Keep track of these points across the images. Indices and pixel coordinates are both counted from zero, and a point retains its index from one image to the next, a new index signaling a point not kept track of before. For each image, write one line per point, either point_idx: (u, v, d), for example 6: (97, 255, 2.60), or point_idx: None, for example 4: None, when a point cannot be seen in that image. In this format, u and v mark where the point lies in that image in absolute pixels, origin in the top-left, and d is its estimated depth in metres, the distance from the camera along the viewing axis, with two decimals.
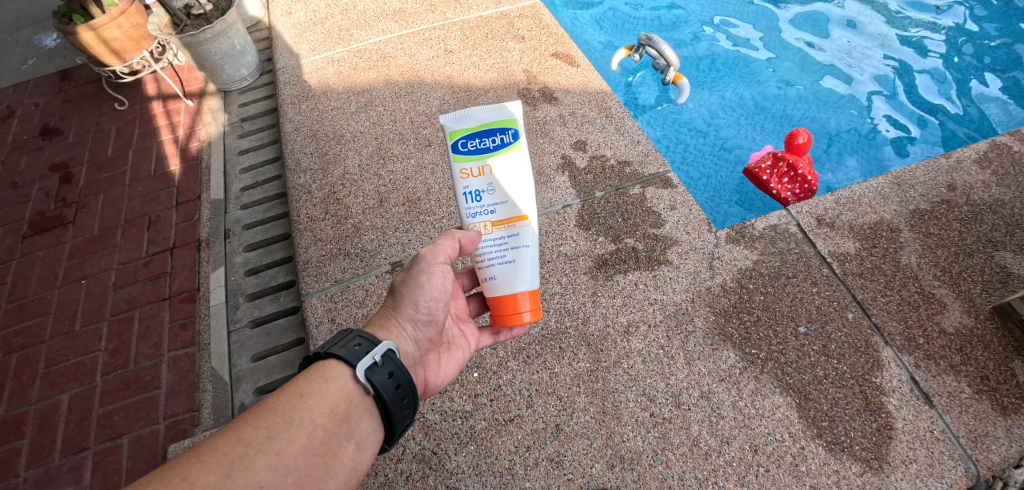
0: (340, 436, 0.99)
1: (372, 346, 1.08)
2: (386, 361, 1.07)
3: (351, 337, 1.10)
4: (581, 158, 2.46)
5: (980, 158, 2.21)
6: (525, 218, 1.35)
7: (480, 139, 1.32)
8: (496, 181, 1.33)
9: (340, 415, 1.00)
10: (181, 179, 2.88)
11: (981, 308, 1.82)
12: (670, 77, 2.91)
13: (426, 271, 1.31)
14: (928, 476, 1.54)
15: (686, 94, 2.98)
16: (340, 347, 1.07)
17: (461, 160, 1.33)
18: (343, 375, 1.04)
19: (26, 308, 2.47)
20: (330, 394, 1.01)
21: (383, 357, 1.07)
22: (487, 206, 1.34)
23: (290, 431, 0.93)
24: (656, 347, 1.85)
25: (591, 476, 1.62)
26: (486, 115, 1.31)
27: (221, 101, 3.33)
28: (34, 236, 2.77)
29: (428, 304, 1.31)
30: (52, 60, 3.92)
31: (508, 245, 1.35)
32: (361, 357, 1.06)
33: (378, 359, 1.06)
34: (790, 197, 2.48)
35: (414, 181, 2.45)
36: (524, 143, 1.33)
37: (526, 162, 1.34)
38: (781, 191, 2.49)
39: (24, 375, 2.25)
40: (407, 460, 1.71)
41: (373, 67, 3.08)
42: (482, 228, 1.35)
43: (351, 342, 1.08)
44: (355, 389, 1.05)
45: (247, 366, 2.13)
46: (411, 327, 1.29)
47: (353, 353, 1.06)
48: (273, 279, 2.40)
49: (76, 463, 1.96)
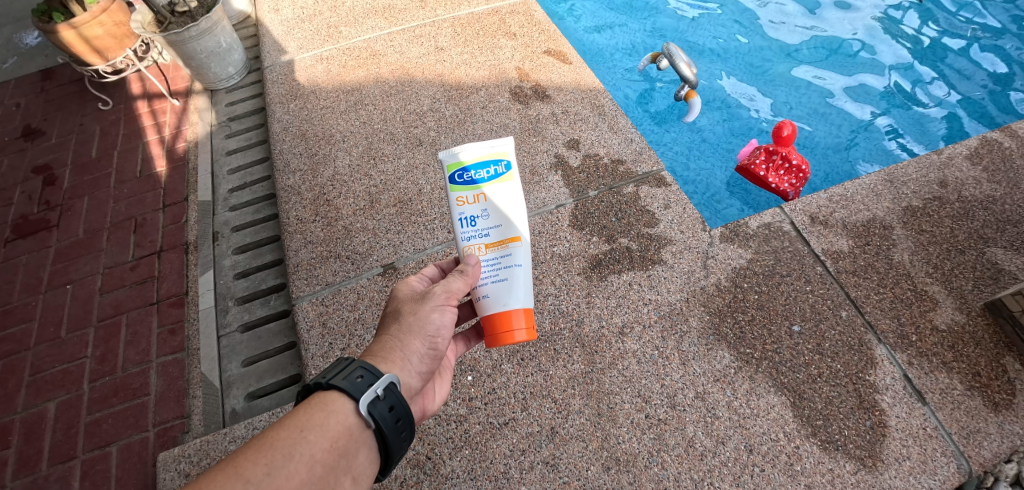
0: (338, 471, 0.97)
1: (374, 378, 1.06)
2: (388, 395, 1.05)
3: (353, 367, 1.07)
4: (574, 157, 2.43)
5: (972, 154, 2.22)
6: (518, 240, 1.35)
7: (475, 170, 1.30)
8: (491, 207, 1.32)
9: (339, 450, 0.98)
10: (168, 181, 2.83)
11: (972, 304, 1.83)
12: (682, 93, 2.90)
13: (437, 309, 1.26)
14: (921, 473, 1.55)
15: (695, 113, 2.92)
16: (342, 378, 1.04)
17: (456, 190, 1.32)
18: (344, 409, 1.02)
19: (9, 314, 2.42)
20: (330, 429, 0.98)
21: (385, 390, 1.05)
22: (481, 230, 1.33)
23: (290, 467, 0.90)
24: (650, 347, 1.84)
25: (586, 479, 1.61)
26: (479, 149, 1.30)
27: (208, 100, 3.27)
28: (18, 240, 2.71)
29: (433, 337, 1.25)
30: (33, 59, 3.83)
31: (501, 264, 1.35)
32: (364, 390, 1.03)
33: (380, 393, 1.04)
34: (789, 189, 2.49)
35: (405, 181, 2.42)
36: (517, 173, 1.32)
37: (519, 191, 1.33)
38: (780, 185, 2.49)
39: (9, 383, 2.20)
40: (402, 466, 1.69)
41: (363, 65, 3.03)
42: (477, 250, 1.34)
43: (353, 373, 1.05)
44: (355, 423, 1.02)
45: (237, 372, 2.11)
46: (416, 359, 1.20)
47: (355, 385, 1.03)
48: (263, 282, 2.37)
49: (64, 473, 1.93)
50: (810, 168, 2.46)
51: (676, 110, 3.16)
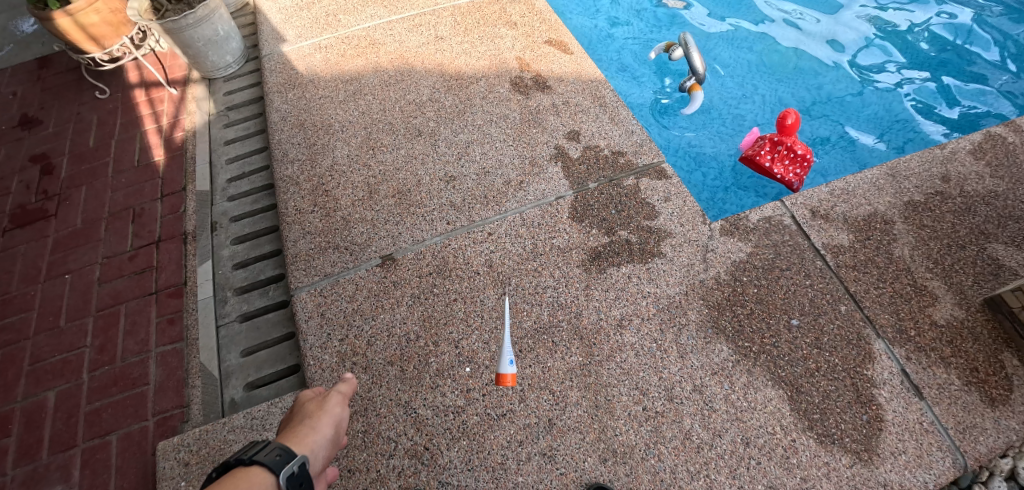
0: None
1: (292, 455, 1.03)
2: (304, 475, 1.02)
3: (270, 446, 1.03)
4: (575, 148, 2.42)
5: (975, 149, 2.20)
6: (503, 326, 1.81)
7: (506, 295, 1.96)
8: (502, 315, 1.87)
9: None
10: (166, 170, 2.82)
11: (972, 300, 1.82)
12: (687, 85, 2.81)
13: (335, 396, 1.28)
14: (917, 468, 1.56)
15: (695, 107, 2.84)
16: (261, 454, 1.00)
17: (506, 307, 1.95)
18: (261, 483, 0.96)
19: (8, 304, 2.42)
20: None
21: (301, 469, 1.02)
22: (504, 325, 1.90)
23: None
24: (649, 340, 1.84)
25: (583, 470, 1.62)
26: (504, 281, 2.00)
27: (206, 89, 3.25)
28: (16, 229, 2.70)
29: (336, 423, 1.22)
30: (30, 47, 3.80)
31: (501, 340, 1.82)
32: (283, 467, 1.00)
33: (298, 471, 1.01)
34: (794, 179, 2.49)
35: (403, 172, 2.41)
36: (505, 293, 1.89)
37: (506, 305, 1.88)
38: (785, 175, 2.50)
39: (9, 373, 2.21)
40: (399, 456, 1.70)
41: (361, 54, 3.00)
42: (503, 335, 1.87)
43: (272, 451, 1.02)
44: None
45: (236, 361, 2.12)
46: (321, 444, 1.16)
47: (275, 461, 1.00)
48: (262, 272, 2.37)
49: (64, 462, 1.94)
50: (813, 154, 2.47)
51: (676, 102, 3.14)
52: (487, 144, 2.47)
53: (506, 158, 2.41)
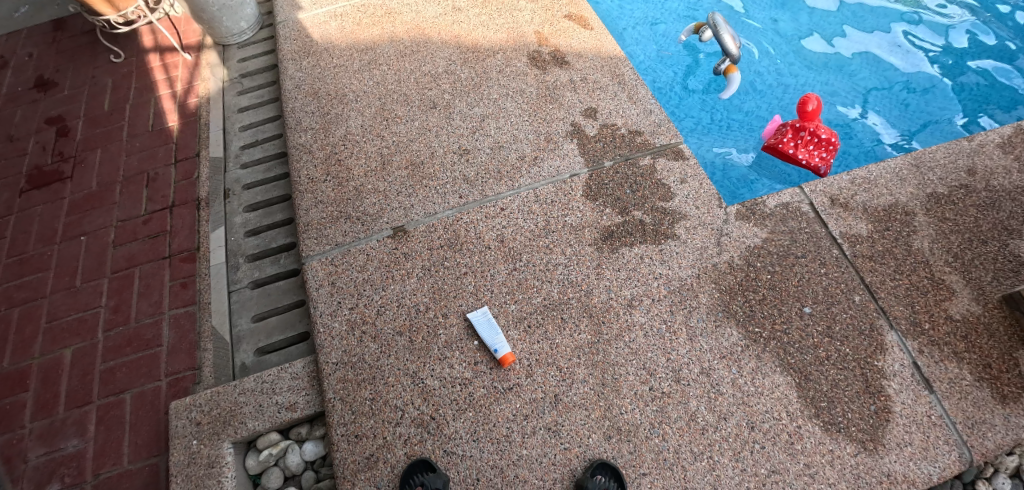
0: None
1: None
2: None
3: None
4: (592, 126, 2.37)
5: (1004, 142, 2.13)
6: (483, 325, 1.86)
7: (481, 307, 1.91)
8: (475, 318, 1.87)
9: None
10: (179, 135, 2.82)
11: (990, 296, 1.78)
12: (721, 68, 2.69)
13: None
14: (922, 459, 1.55)
15: (733, 89, 2.73)
16: None
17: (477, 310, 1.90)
18: None
19: (26, 263, 2.46)
20: None
21: None
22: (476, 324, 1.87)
23: None
24: (658, 321, 1.83)
25: (588, 446, 1.64)
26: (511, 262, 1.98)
27: (220, 55, 3.22)
28: (32, 190, 2.73)
29: None
30: (45, 8, 3.78)
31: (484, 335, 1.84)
32: None
33: None
34: (820, 163, 2.42)
35: (417, 143, 2.39)
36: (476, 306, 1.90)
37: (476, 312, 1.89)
38: (811, 160, 2.43)
39: (26, 329, 2.25)
40: (406, 424, 1.72)
41: (377, 23, 2.95)
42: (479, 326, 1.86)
43: None
44: None
45: (247, 326, 2.16)
46: None
47: None
48: (273, 240, 2.39)
49: (80, 417, 1.99)
50: (838, 139, 2.41)
51: (701, 84, 3.06)
52: (502, 118, 2.44)
53: (521, 133, 2.38)
